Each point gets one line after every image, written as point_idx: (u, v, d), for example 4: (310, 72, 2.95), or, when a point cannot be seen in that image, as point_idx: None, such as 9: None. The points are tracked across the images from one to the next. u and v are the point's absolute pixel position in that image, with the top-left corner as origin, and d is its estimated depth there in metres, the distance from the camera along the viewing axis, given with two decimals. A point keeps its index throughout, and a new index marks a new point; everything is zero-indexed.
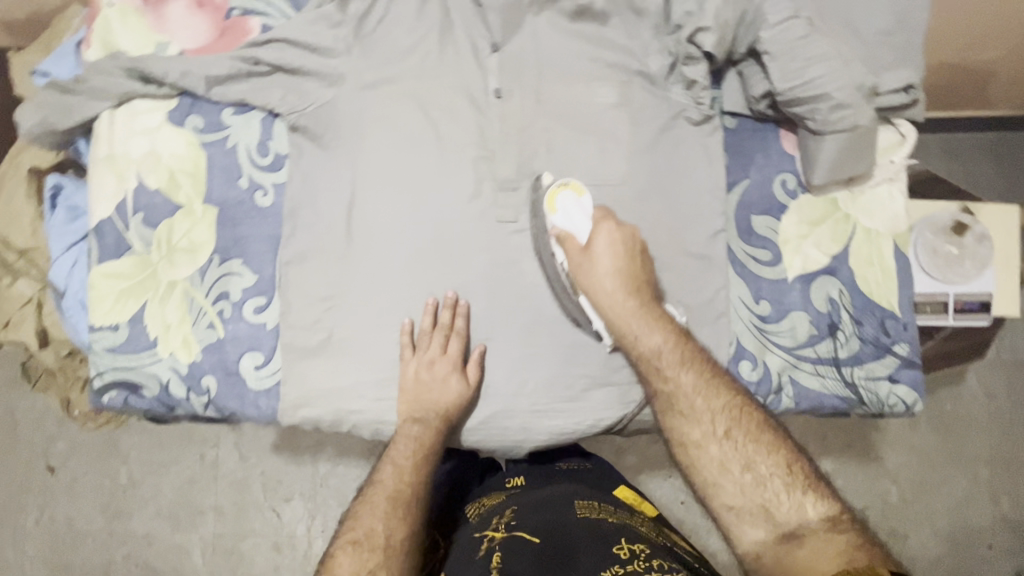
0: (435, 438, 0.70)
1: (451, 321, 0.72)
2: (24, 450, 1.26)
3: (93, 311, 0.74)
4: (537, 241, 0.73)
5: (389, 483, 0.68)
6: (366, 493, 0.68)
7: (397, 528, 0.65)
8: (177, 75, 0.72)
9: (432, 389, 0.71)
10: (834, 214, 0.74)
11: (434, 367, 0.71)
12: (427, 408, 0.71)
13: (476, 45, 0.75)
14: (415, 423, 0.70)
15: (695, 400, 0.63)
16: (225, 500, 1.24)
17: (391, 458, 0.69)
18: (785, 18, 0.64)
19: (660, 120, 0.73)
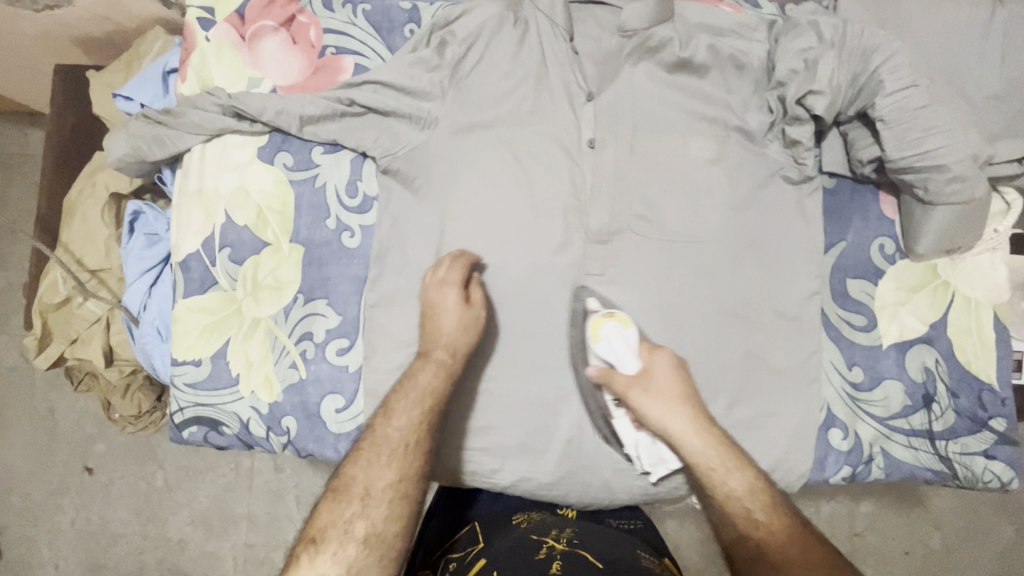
0: (438, 374, 0.64)
1: (452, 260, 0.69)
2: (63, 450, 1.25)
3: (177, 345, 0.74)
4: (575, 359, 0.72)
5: (379, 429, 0.60)
6: (360, 439, 0.60)
7: (385, 479, 0.57)
8: (272, 113, 0.72)
9: (435, 320, 0.66)
10: (933, 282, 0.72)
11: (438, 294, 0.67)
12: (431, 341, 0.66)
13: (572, 93, 0.74)
14: (419, 359, 0.65)
15: (789, 551, 0.54)
16: (259, 508, 1.21)
17: (388, 403, 0.62)
18: (905, 86, 0.62)
19: (757, 178, 0.72)
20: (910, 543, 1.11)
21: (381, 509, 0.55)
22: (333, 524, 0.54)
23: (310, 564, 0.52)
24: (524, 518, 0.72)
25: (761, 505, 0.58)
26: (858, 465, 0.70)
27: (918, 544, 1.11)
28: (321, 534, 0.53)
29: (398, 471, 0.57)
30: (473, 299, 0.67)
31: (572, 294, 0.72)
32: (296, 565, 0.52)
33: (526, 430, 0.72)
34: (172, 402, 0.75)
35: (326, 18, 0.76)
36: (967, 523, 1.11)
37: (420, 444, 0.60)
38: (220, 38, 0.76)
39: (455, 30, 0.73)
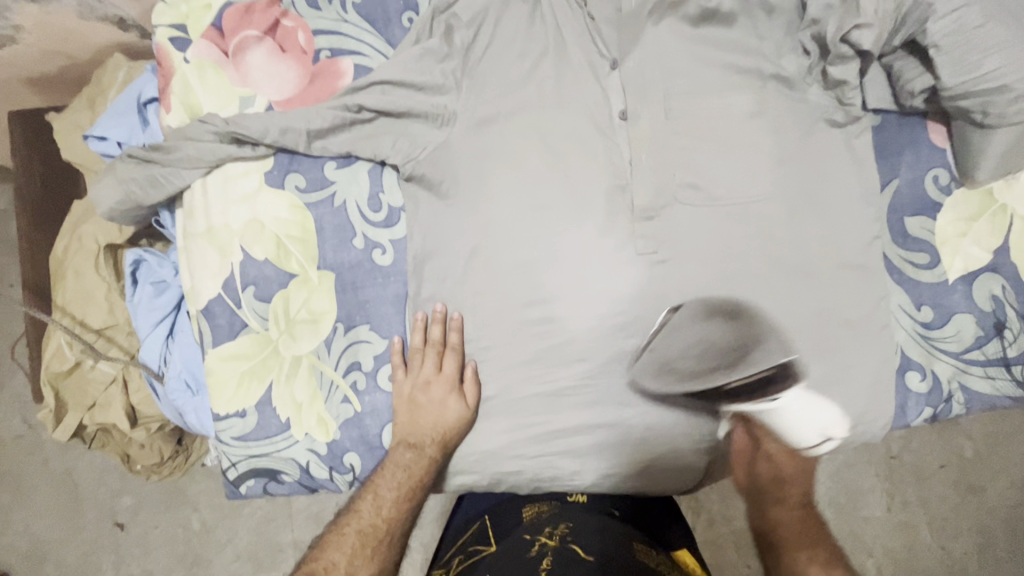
0: (427, 469, 0.65)
1: (444, 334, 0.68)
2: (90, 509, 1.18)
3: (216, 399, 0.69)
4: (647, 356, 0.68)
5: (364, 518, 0.63)
6: (336, 521, 0.64)
7: (359, 565, 0.61)
8: (276, 132, 0.65)
9: (425, 406, 0.66)
10: (990, 207, 0.69)
11: (428, 380, 0.67)
12: (420, 428, 0.66)
13: (594, 64, 0.69)
14: (408, 449, 0.65)
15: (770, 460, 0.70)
16: (305, 534, 1.16)
17: (375, 488, 0.64)
18: (958, 6, 0.58)
19: (803, 125, 0.68)
20: (944, 455, 1.10)
21: None
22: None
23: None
24: (533, 511, 0.72)
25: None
26: (938, 404, 0.69)
27: (951, 455, 1.10)
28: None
29: (375, 566, 0.61)
30: (466, 388, 0.68)
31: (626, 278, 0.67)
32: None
33: (599, 425, 0.69)
34: (222, 457, 0.70)
35: (314, 19, 0.69)
36: (996, 427, 1.09)
37: (399, 531, 0.63)
38: (200, 58, 0.68)
39: (458, 13, 0.67)
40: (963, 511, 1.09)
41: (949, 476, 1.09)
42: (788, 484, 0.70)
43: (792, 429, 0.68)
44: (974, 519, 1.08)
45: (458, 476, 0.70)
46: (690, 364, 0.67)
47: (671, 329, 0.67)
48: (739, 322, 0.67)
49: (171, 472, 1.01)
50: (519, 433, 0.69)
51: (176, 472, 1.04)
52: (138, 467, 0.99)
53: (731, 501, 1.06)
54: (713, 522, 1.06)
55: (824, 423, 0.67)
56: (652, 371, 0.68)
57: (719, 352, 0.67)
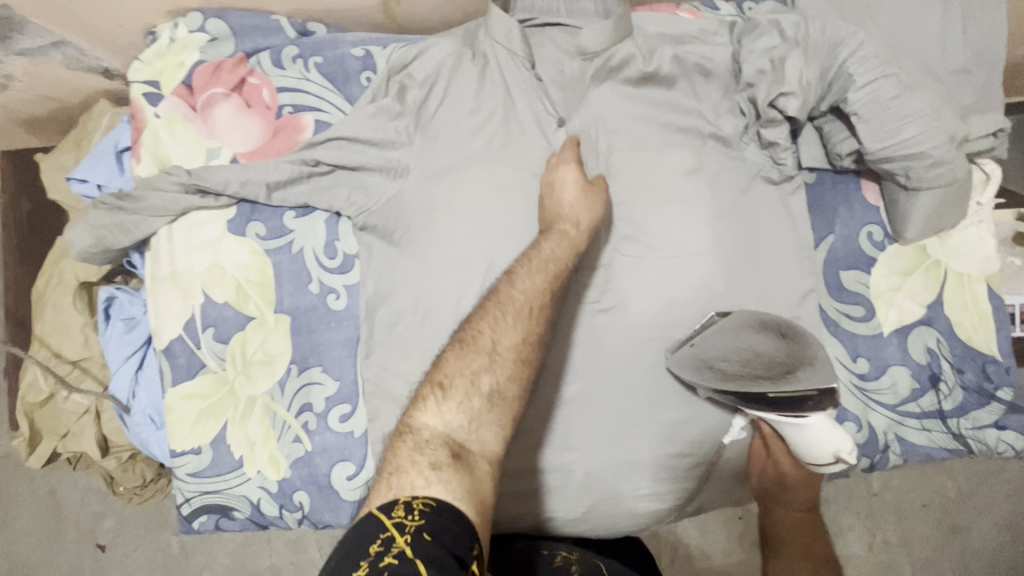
0: (561, 245, 0.63)
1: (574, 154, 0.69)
2: (72, 530, 1.21)
3: (173, 436, 0.71)
4: (698, 359, 0.66)
5: (504, 291, 0.60)
6: (485, 299, 0.60)
7: (514, 353, 0.57)
8: (237, 184, 0.69)
9: (560, 202, 0.66)
10: (923, 262, 0.72)
11: (559, 172, 0.68)
12: (558, 217, 0.65)
13: (541, 121, 0.72)
14: (552, 231, 0.64)
15: (781, 476, 0.69)
16: (282, 560, 1.17)
17: (516, 271, 0.61)
18: (874, 78, 0.63)
19: (741, 182, 0.71)
20: (925, 495, 1.10)
21: (506, 367, 0.56)
22: (461, 372, 0.54)
23: (437, 405, 0.52)
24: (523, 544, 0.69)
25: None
26: (875, 454, 0.71)
27: (933, 494, 1.10)
28: (448, 377, 0.54)
29: (525, 332, 0.58)
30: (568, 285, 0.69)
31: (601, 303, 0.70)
32: (422, 403, 0.53)
33: (542, 469, 0.71)
34: (176, 493, 0.73)
35: (279, 77, 0.74)
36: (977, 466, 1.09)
37: (543, 309, 0.60)
38: (171, 112, 0.73)
39: (413, 73, 0.72)
40: (941, 552, 1.08)
41: (929, 515, 1.09)
42: (797, 489, 0.69)
43: (800, 445, 0.62)
44: (955, 560, 1.08)
45: None
46: (733, 367, 0.64)
47: (725, 330, 0.65)
48: (790, 339, 0.63)
49: (153, 495, 1.03)
50: None
51: (154, 496, 1.06)
52: (121, 489, 1.01)
53: (707, 535, 1.07)
54: (690, 558, 1.06)
55: (832, 443, 0.61)
56: (691, 364, 0.66)
57: (766, 363, 0.63)
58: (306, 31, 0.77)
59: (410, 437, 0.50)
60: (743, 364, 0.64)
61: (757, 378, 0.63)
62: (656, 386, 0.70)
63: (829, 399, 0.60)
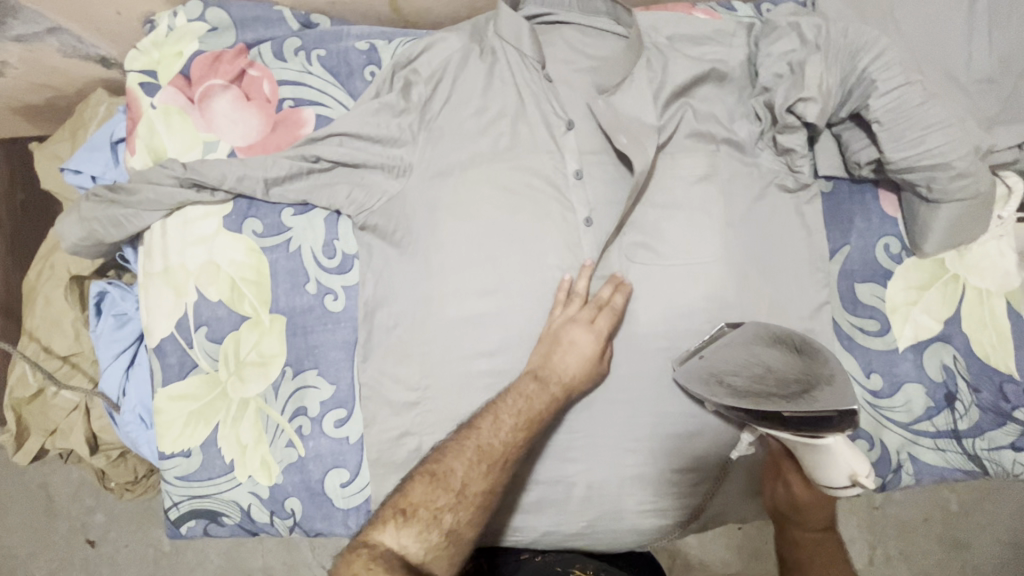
0: (549, 407, 0.61)
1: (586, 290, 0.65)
2: (61, 525, 1.18)
3: (162, 437, 0.69)
4: (708, 374, 0.64)
5: (484, 433, 0.58)
6: (462, 432, 0.59)
7: (478, 495, 0.56)
8: (233, 180, 0.67)
9: (563, 352, 0.62)
10: (941, 276, 0.69)
11: (575, 330, 0.63)
12: (554, 373, 0.62)
13: (550, 122, 0.70)
14: (534, 381, 0.61)
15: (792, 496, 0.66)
16: (274, 560, 1.15)
17: (496, 411, 0.60)
18: (898, 85, 0.60)
19: (754, 190, 0.69)
20: (929, 509, 1.07)
21: (468, 511, 0.55)
22: (424, 504, 0.54)
23: (396, 529, 0.52)
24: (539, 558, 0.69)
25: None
26: (887, 474, 0.69)
27: (936, 508, 1.07)
28: (411, 506, 0.54)
29: (491, 479, 0.57)
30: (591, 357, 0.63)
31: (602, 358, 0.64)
32: (380, 526, 0.53)
33: (542, 480, 0.69)
34: (165, 496, 0.70)
35: (280, 70, 0.71)
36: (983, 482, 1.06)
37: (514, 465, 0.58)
38: (168, 104, 0.71)
39: (418, 69, 0.70)
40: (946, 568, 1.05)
41: (933, 530, 1.07)
42: (813, 510, 0.66)
43: (814, 467, 0.60)
44: None
45: None
46: (744, 383, 0.62)
47: (738, 344, 0.63)
48: (805, 356, 0.62)
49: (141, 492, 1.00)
50: None
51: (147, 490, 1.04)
52: (112, 484, 0.99)
53: (706, 545, 1.05)
54: (689, 568, 1.04)
55: (850, 466, 0.58)
56: (701, 377, 0.64)
57: (780, 381, 0.62)
58: (308, 23, 0.74)
59: (363, 554, 0.50)
60: (756, 379, 0.62)
61: (773, 395, 0.61)
62: (663, 398, 0.68)
63: (851, 421, 0.57)
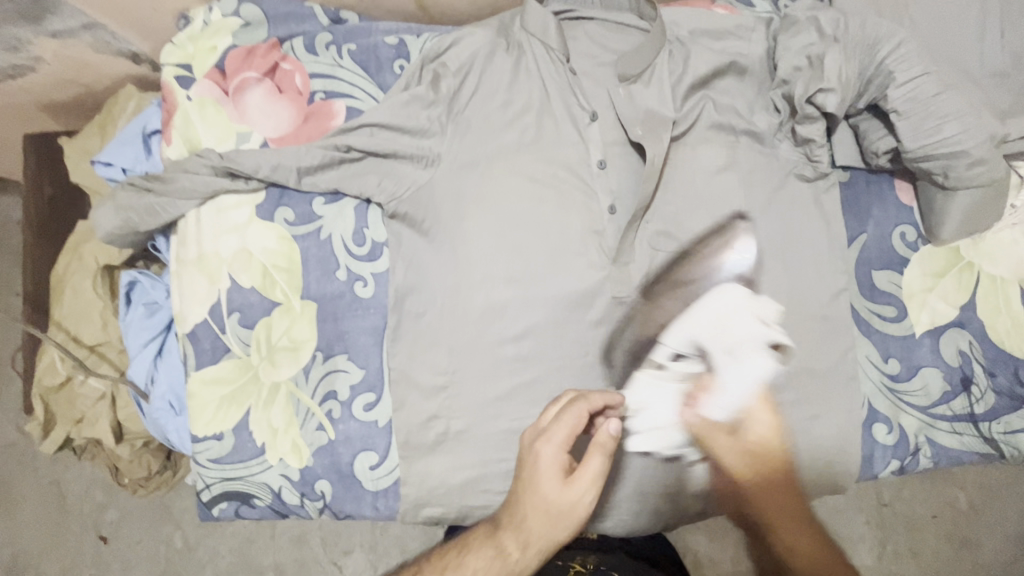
0: (535, 555, 0.59)
1: (551, 425, 0.61)
2: (74, 521, 1.19)
3: (195, 420, 0.71)
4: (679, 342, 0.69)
5: (471, 575, 0.61)
6: (438, 569, 0.62)
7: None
8: (268, 169, 0.69)
9: (523, 518, 0.60)
10: (957, 264, 0.71)
11: (544, 446, 0.61)
12: (532, 530, 0.59)
13: (575, 114, 0.72)
14: (511, 534, 0.60)
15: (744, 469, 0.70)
16: (285, 557, 1.15)
17: (473, 562, 0.61)
18: (915, 76, 0.62)
19: (773, 181, 0.71)
20: (937, 505, 1.08)
21: None
22: None
23: None
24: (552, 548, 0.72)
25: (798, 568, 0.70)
26: (905, 457, 0.70)
27: (945, 505, 1.08)
28: None
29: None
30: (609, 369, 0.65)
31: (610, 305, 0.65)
32: None
33: None
34: (197, 479, 0.71)
35: (311, 63, 0.73)
36: (991, 477, 1.08)
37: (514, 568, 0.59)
38: (202, 96, 0.73)
39: (446, 62, 0.71)
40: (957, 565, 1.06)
41: (943, 527, 1.07)
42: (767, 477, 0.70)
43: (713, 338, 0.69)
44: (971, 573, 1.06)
45: (423, 508, 0.69)
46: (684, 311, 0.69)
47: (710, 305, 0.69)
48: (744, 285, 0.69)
49: (155, 489, 1.03)
50: None
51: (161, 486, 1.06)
52: (126, 480, 1.01)
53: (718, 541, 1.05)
54: (700, 565, 1.04)
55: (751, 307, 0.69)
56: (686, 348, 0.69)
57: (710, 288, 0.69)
58: (338, 19, 0.76)
59: None
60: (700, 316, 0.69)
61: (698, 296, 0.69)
62: (686, 382, 0.69)
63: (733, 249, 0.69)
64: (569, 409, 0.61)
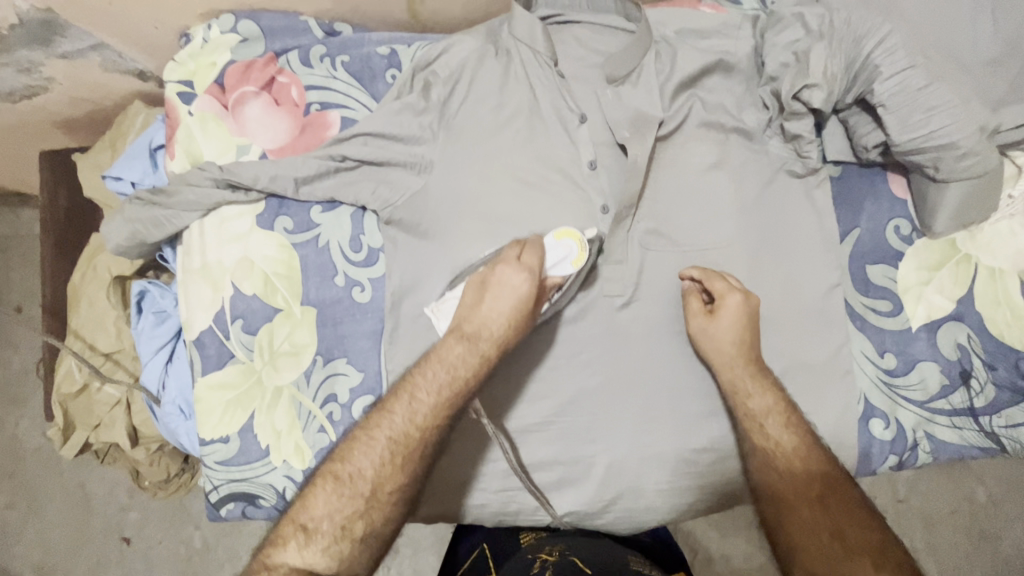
0: (500, 331, 0.64)
1: (521, 252, 0.66)
2: (100, 522, 1.23)
3: (202, 424, 0.73)
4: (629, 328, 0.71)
5: (439, 374, 0.62)
6: (397, 387, 0.62)
7: (422, 415, 0.60)
8: (267, 180, 0.71)
9: (487, 315, 0.64)
10: (954, 256, 0.71)
11: (514, 262, 0.65)
12: (489, 322, 0.64)
13: (564, 117, 0.73)
14: (461, 340, 0.64)
15: (772, 429, 0.62)
16: None
17: (443, 366, 0.62)
18: (902, 69, 0.62)
19: (764, 176, 0.71)
20: (954, 501, 1.06)
21: (405, 464, 0.58)
22: (361, 468, 0.57)
23: (330, 499, 0.55)
24: (530, 537, 0.71)
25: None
26: (904, 452, 0.69)
27: (963, 501, 1.06)
28: (345, 469, 0.57)
29: (440, 401, 0.60)
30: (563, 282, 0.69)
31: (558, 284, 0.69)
32: (314, 489, 0.56)
33: (562, 462, 0.71)
34: (205, 481, 0.74)
35: (307, 76, 0.76)
36: (1008, 471, 1.06)
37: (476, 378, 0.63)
38: (203, 111, 0.75)
39: (436, 70, 0.73)
40: (974, 560, 1.04)
41: (960, 522, 1.06)
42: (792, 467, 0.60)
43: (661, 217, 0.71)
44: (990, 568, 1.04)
45: (424, 506, 0.71)
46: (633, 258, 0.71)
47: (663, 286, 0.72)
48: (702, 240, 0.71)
49: (174, 490, 1.07)
50: (488, 467, 0.71)
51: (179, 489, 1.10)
52: (146, 483, 1.05)
53: (728, 538, 1.05)
54: (710, 561, 1.05)
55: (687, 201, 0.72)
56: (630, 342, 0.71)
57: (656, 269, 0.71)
58: (332, 31, 0.79)
59: (293, 525, 0.54)
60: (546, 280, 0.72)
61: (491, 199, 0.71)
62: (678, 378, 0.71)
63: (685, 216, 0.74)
64: (528, 246, 0.66)
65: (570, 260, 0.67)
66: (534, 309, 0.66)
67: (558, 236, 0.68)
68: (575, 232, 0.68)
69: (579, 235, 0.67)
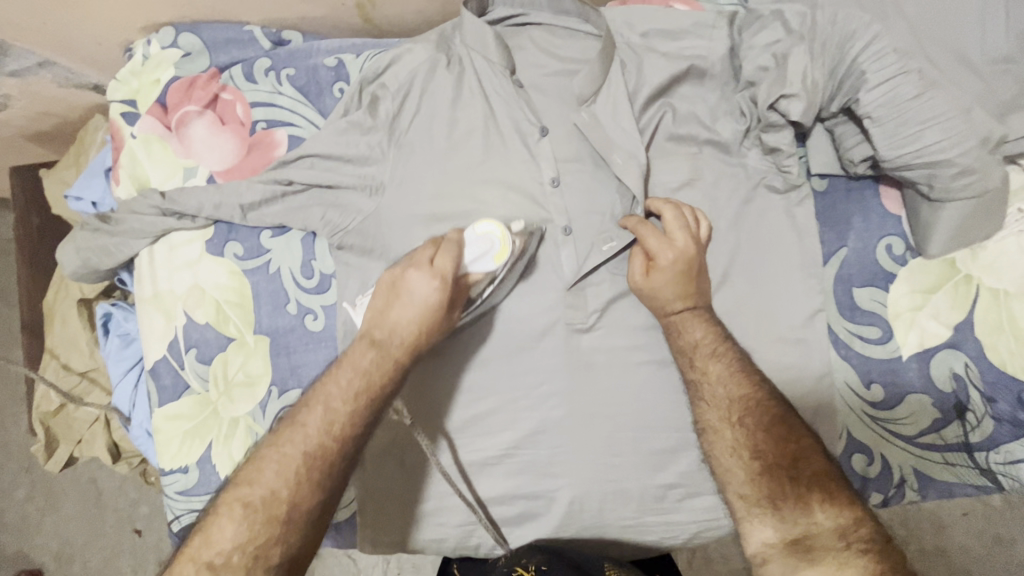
0: (411, 330, 0.58)
1: (433, 254, 0.59)
2: (112, 515, 1.21)
3: (161, 454, 0.72)
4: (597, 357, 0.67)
5: (341, 382, 0.57)
6: (299, 402, 0.57)
7: (338, 425, 0.55)
8: (211, 208, 0.68)
9: (397, 318, 0.58)
10: (952, 277, 0.64)
11: (421, 265, 0.58)
12: (398, 323, 0.59)
13: (523, 129, 0.67)
14: (370, 346, 0.58)
15: (718, 390, 0.58)
16: None
17: (344, 372, 0.57)
18: (889, 77, 0.56)
19: (740, 193, 0.65)
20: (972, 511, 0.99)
21: (312, 480, 0.53)
22: (264, 492, 0.52)
23: (234, 530, 0.50)
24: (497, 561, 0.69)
25: (783, 571, 0.49)
26: (888, 489, 0.65)
27: None
28: (246, 495, 0.52)
29: (355, 407, 0.56)
30: (493, 278, 0.62)
31: (488, 294, 0.64)
32: (215, 520, 0.51)
33: (524, 497, 0.68)
34: (168, 510, 0.73)
35: (251, 92, 0.72)
36: None
37: (380, 378, 0.57)
38: (148, 133, 0.73)
39: (385, 83, 0.68)
40: None
41: None
42: (748, 411, 0.56)
43: None
44: None
45: (382, 537, 0.70)
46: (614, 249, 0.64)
47: (631, 307, 0.67)
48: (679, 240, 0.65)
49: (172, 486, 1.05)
50: (447, 501, 0.69)
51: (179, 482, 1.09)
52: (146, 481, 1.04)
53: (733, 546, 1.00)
54: None
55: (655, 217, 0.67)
56: (594, 371, 0.67)
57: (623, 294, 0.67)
58: (281, 40, 0.74)
59: (191, 564, 0.49)
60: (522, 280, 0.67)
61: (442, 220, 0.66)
62: (647, 412, 0.66)
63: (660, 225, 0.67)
64: (442, 246, 0.59)
65: (490, 255, 0.61)
66: (451, 308, 0.61)
67: (477, 228, 0.61)
68: (496, 222, 0.61)
69: (500, 226, 0.60)
